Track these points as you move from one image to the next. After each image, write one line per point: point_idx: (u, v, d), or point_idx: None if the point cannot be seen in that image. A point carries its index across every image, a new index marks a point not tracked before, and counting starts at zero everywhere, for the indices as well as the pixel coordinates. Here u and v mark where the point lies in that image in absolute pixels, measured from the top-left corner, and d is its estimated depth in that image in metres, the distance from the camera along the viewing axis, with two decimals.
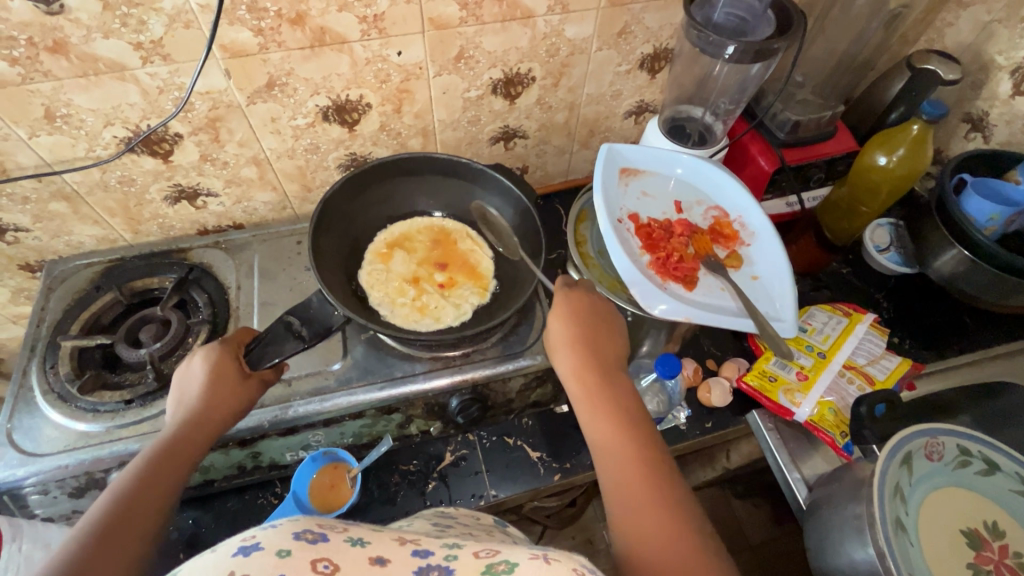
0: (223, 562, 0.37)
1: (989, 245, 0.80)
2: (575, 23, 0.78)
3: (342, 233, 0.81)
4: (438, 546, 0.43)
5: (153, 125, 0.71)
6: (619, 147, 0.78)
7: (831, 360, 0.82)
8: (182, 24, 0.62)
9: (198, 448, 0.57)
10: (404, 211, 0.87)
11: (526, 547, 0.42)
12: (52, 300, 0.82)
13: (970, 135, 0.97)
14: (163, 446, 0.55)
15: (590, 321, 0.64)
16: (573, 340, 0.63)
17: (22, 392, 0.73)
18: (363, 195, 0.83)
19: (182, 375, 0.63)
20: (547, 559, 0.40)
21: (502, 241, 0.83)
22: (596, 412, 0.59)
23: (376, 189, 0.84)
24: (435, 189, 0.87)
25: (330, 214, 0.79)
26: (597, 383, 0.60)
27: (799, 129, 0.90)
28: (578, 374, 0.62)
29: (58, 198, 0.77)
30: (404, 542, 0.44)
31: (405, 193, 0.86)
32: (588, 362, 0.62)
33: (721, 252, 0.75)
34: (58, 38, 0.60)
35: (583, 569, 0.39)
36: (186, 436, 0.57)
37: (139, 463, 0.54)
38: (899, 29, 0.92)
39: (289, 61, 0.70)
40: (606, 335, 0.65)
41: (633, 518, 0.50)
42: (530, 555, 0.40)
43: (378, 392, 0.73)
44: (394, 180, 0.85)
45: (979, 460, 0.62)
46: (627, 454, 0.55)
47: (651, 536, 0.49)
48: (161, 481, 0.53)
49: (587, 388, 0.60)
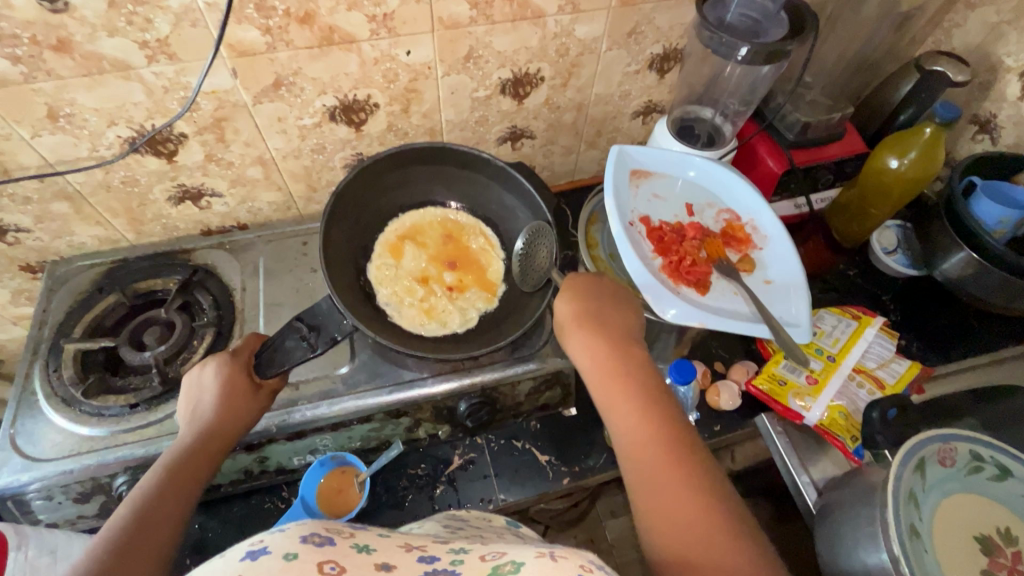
0: (232, 567, 0.36)
1: (998, 248, 0.80)
2: (585, 22, 0.77)
3: (354, 223, 0.80)
4: (444, 552, 0.43)
5: (157, 125, 0.70)
6: (631, 150, 0.77)
7: (842, 363, 0.82)
8: (189, 23, 0.61)
9: (215, 457, 0.58)
10: (420, 199, 0.85)
11: (535, 546, 0.41)
12: (55, 302, 0.81)
13: (977, 136, 0.97)
14: (179, 457, 0.56)
15: (597, 299, 0.64)
16: (581, 319, 0.62)
17: (25, 395, 0.72)
18: (382, 180, 0.82)
19: (191, 387, 0.63)
20: (553, 556, 0.38)
21: (525, 270, 0.77)
22: (609, 385, 0.57)
23: (391, 176, 0.83)
24: (454, 182, 0.85)
25: (343, 205, 0.78)
26: (609, 355, 0.59)
27: (809, 130, 0.89)
28: (590, 349, 0.60)
29: (60, 198, 0.76)
30: (411, 549, 0.43)
31: (421, 181, 0.85)
32: (598, 335, 0.61)
33: (733, 256, 0.75)
34: (61, 36, 0.59)
35: (591, 566, 0.37)
36: (203, 447, 0.57)
37: (156, 474, 0.54)
38: (909, 30, 0.91)
39: (296, 60, 0.69)
40: (616, 307, 0.64)
41: (654, 491, 0.49)
42: (537, 554, 0.38)
43: (386, 397, 0.72)
44: (410, 167, 0.83)
45: (991, 465, 0.62)
46: (644, 425, 0.53)
47: (672, 508, 0.48)
48: (181, 490, 0.53)
49: (598, 361, 0.59)
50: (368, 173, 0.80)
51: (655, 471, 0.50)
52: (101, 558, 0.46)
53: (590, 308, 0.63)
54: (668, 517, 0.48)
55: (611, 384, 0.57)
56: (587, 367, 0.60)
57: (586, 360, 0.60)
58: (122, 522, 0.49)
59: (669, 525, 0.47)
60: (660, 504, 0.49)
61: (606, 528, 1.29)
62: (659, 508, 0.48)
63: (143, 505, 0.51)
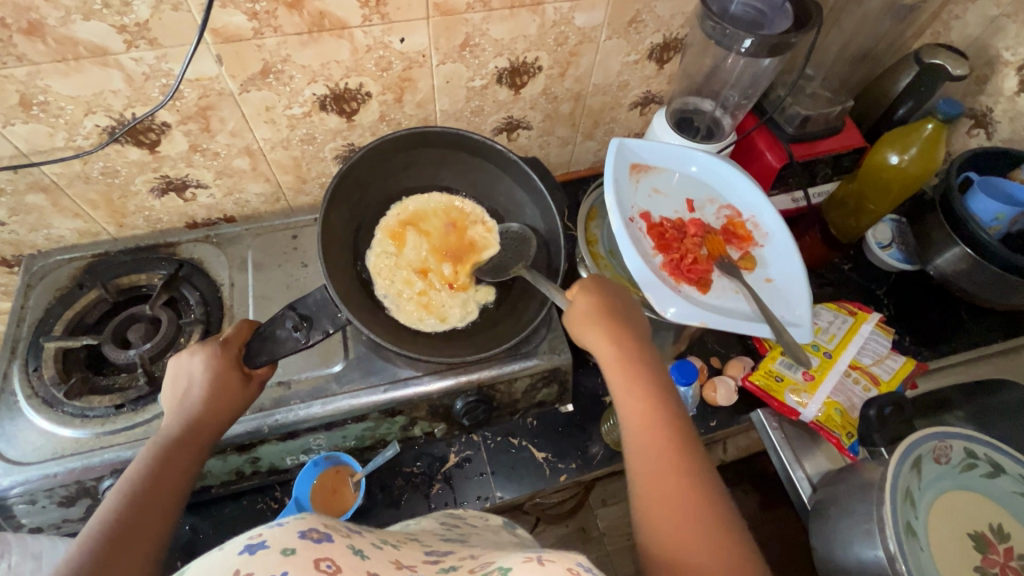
0: (229, 561, 0.35)
1: (993, 243, 0.80)
2: (585, 11, 0.75)
3: (355, 205, 0.78)
4: (434, 572, 0.40)
5: (138, 114, 0.67)
6: (631, 143, 0.75)
7: (838, 359, 0.82)
8: (170, 6, 0.58)
9: (201, 448, 0.56)
10: (427, 183, 0.83)
11: (523, 552, 0.39)
12: (33, 298, 0.78)
13: (973, 131, 0.97)
14: (167, 446, 0.54)
15: (617, 301, 0.63)
16: (603, 315, 0.61)
17: (4, 396, 0.70)
18: (385, 163, 0.79)
19: (179, 372, 0.60)
20: (541, 560, 0.37)
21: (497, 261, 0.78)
22: (625, 380, 0.57)
23: (399, 155, 0.80)
24: (464, 168, 0.83)
25: (344, 187, 0.75)
26: (628, 355, 0.59)
27: (809, 123, 0.88)
28: (617, 348, 0.59)
29: (36, 189, 0.73)
30: (401, 567, 0.40)
31: (427, 165, 0.82)
32: (621, 332, 0.60)
33: (735, 253, 0.74)
34: (33, 20, 0.55)
35: (579, 569, 0.35)
36: (192, 437, 0.56)
37: (146, 461, 0.53)
38: (912, 21, 0.90)
39: (285, 47, 0.66)
40: (637, 311, 0.64)
41: (652, 491, 0.49)
42: (525, 558, 0.37)
43: (381, 395, 0.71)
44: (415, 150, 0.80)
45: (985, 462, 0.63)
46: (659, 428, 0.53)
47: (673, 508, 0.48)
48: (171, 480, 0.52)
49: (618, 352, 0.59)
50: (371, 156, 0.77)
51: (664, 476, 0.50)
52: (92, 549, 0.44)
53: (612, 303, 0.63)
54: (670, 518, 0.47)
55: (628, 380, 0.57)
56: (605, 360, 0.59)
57: (603, 351, 0.60)
58: (112, 513, 0.47)
59: (666, 521, 0.47)
60: (658, 499, 0.49)
61: (598, 517, 1.29)
62: (658, 505, 0.48)
63: (131, 497, 0.49)
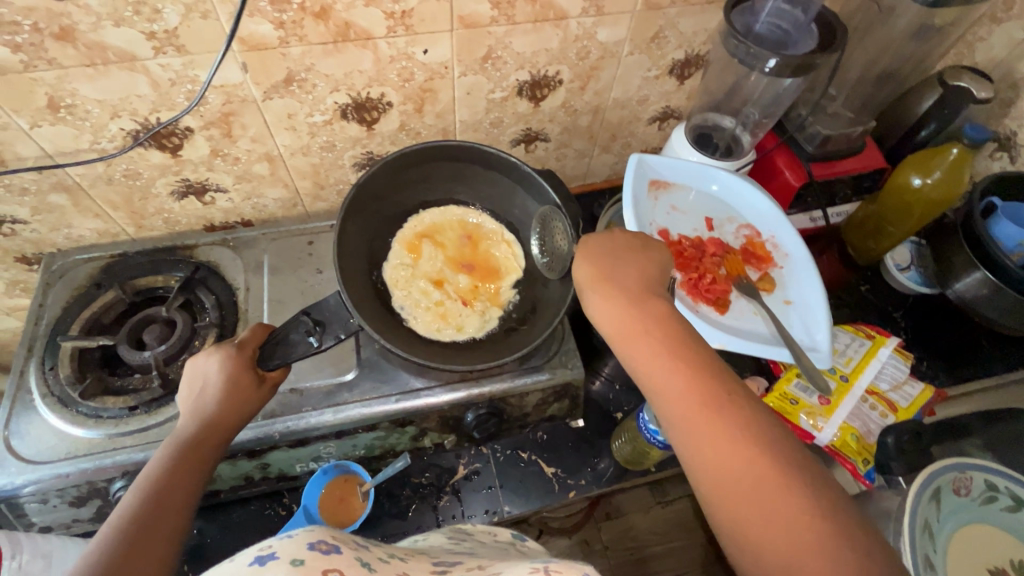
0: (238, 572, 0.34)
1: (1017, 269, 0.78)
2: (608, 26, 0.75)
3: (372, 215, 0.78)
4: None
5: (163, 118, 0.68)
6: (651, 158, 0.74)
7: (854, 384, 0.81)
8: (200, 15, 0.58)
9: (213, 449, 0.56)
10: (443, 196, 0.83)
11: (527, 564, 0.39)
12: (51, 297, 0.78)
13: (996, 154, 0.95)
14: (182, 449, 0.54)
15: (614, 258, 0.58)
16: (601, 277, 0.57)
17: (20, 393, 0.70)
18: (404, 174, 0.80)
19: (195, 374, 0.60)
20: (547, 571, 0.36)
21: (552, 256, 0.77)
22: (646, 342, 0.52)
23: (416, 169, 0.80)
24: (481, 181, 0.82)
25: (361, 197, 0.76)
26: (632, 310, 0.54)
27: (828, 143, 0.88)
28: (624, 311, 0.54)
29: (59, 189, 0.73)
30: None
31: (443, 176, 0.82)
32: (626, 287, 0.55)
33: (754, 273, 0.74)
34: (64, 25, 0.56)
35: None
36: (204, 438, 0.55)
37: (158, 463, 0.52)
38: (938, 42, 0.88)
39: (310, 56, 0.66)
40: (637, 255, 0.59)
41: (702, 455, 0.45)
42: (531, 570, 0.37)
43: (393, 404, 0.70)
44: (434, 162, 0.80)
45: (1006, 496, 0.61)
46: (681, 380, 0.49)
47: (721, 453, 0.45)
48: (183, 482, 0.51)
49: (628, 306, 0.54)
50: (392, 165, 0.77)
51: (702, 425, 0.46)
52: (110, 549, 0.44)
53: (609, 263, 0.58)
54: (723, 466, 0.44)
55: (638, 333, 0.52)
56: (614, 319, 0.54)
57: (610, 311, 0.55)
58: (128, 513, 0.47)
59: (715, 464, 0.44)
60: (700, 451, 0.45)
61: (602, 529, 1.28)
62: (707, 457, 0.45)
63: (145, 497, 0.49)
